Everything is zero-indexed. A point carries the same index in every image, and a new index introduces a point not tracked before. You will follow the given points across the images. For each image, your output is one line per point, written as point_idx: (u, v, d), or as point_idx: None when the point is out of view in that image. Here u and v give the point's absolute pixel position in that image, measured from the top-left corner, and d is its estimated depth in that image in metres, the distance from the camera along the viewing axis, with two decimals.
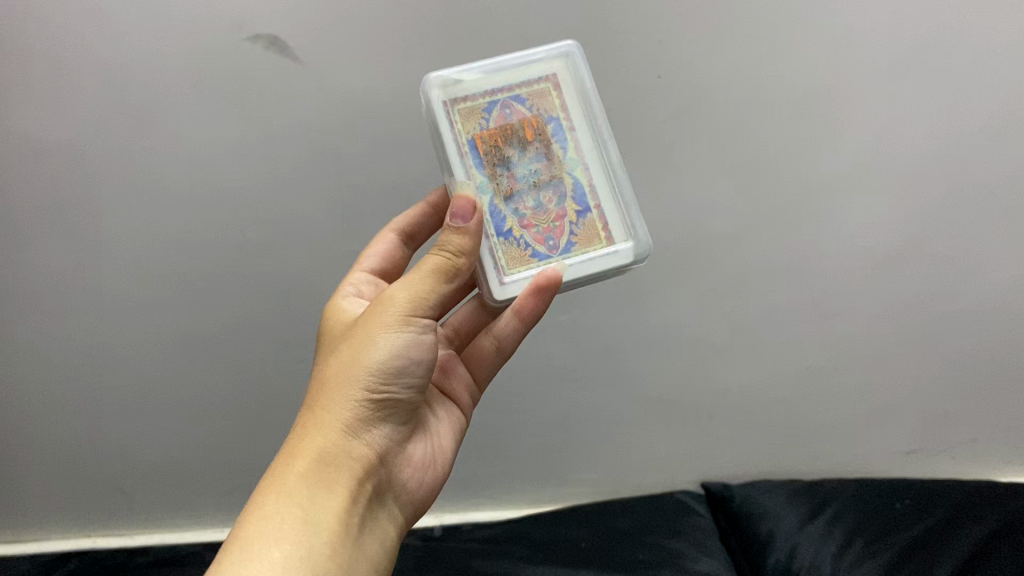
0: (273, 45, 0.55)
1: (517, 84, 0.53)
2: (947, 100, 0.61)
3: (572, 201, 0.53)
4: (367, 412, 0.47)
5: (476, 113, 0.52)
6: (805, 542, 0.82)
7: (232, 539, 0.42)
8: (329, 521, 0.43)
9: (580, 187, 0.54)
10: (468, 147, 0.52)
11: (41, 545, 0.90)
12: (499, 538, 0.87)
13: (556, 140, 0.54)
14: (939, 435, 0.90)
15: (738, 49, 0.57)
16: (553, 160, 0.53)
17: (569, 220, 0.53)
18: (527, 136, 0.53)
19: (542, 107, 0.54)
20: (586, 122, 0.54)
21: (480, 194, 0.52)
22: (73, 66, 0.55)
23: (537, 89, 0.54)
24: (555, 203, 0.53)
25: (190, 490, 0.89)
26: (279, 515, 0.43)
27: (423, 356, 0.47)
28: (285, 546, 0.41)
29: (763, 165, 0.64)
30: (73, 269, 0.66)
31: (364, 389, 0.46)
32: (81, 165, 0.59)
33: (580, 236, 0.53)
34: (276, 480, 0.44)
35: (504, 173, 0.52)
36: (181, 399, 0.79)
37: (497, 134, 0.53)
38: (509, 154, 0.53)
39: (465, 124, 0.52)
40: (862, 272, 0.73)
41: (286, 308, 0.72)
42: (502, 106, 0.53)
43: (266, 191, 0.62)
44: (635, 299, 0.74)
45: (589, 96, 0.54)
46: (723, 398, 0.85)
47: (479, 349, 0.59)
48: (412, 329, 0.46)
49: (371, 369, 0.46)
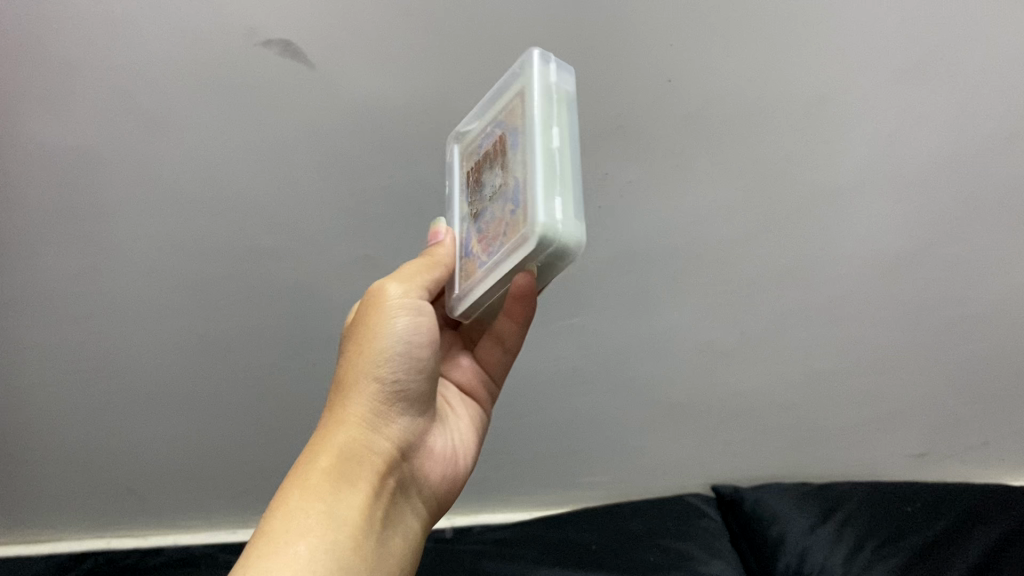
0: (286, 52, 0.55)
1: (498, 108, 0.53)
2: (958, 106, 0.61)
3: (515, 203, 0.48)
4: (381, 405, 0.48)
5: (474, 154, 0.56)
6: (816, 545, 0.82)
7: (258, 535, 0.42)
8: (352, 516, 0.44)
9: (518, 189, 0.48)
10: (467, 186, 0.57)
11: (57, 545, 0.92)
12: (510, 539, 0.87)
13: (513, 150, 0.50)
14: (948, 439, 0.91)
15: (751, 59, 0.57)
16: (506, 168, 0.50)
17: (507, 221, 0.49)
18: (497, 154, 0.52)
19: (509, 121, 0.51)
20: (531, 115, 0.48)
21: (466, 219, 0.55)
22: (87, 76, 0.55)
23: (506, 107, 0.51)
24: (506, 206, 0.49)
25: (203, 493, 0.90)
26: (302, 511, 0.43)
27: (427, 346, 0.50)
28: (311, 540, 0.42)
29: (771, 171, 0.64)
30: (87, 274, 0.67)
31: (374, 384, 0.48)
32: (96, 171, 0.60)
33: (512, 232, 0.48)
34: (298, 478, 0.45)
35: (478, 197, 0.54)
36: (194, 403, 0.80)
37: (480, 163, 0.54)
38: (486, 176, 0.53)
39: (467, 163, 0.57)
40: (870, 277, 0.73)
41: (299, 313, 0.72)
42: (487, 134, 0.54)
43: (278, 197, 0.63)
44: (646, 304, 0.74)
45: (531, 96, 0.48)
46: (733, 403, 0.85)
47: (491, 348, 0.60)
48: (413, 319, 0.49)
49: (379, 361, 0.48)
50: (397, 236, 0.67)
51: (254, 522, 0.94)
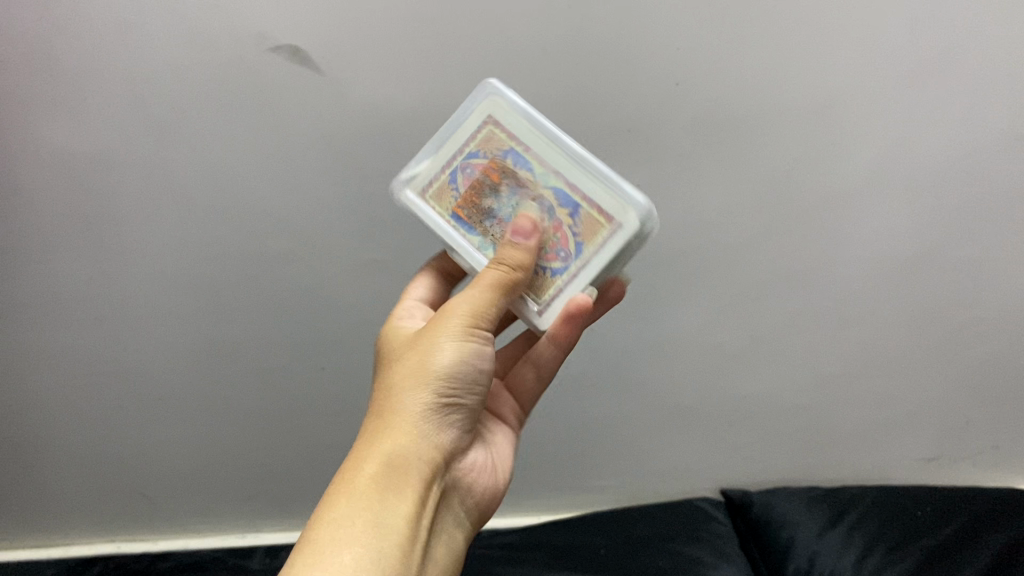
0: (295, 57, 0.55)
1: (464, 140, 0.52)
2: (966, 108, 0.61)
3: (561, 208, 0.51)
4: (431, 418, 0.48)
5: (445, 190, 0.53)
6: (826, 549, 0.82)
7: (306, 540, 0.42)
8: (398, 528, 0.44)
9: (563, 193, 0.51)
10: (453, 220, 0.53)
11: (67, 550, 0.92)
12: (519, 543, 0.87)
13: (521, 168, 0.52)
14: (957, 442, 0.90)
15: (761, 62, 0.57)
16: (527, 186, 0.52)
17: (566, 227, 0.51)
18: (493, 180, 0.52)
19: (492, 150, 0.52)
20: (538, 139, 0.51)
21: (482, 253, 0.53)
22: (98, 79, 0.55)
23: (481, 136, 0.52)
24: (546, 220, 0.51)
25: (213, 497, 0.90)
26: (350, 518, 0.43)
27: (482, 365, 0.50)
28: (359, 547, 0.42)
29: (782, 174, 0.64)
30: (98, 277, 0.67)
31: (430, 396, 0.48)
32: (107, 175, 0.60)
33: (583, 234, 0.51)
34: (345, 485, 0.45)
35: (492, 225, 0.52)
36: (203, 406, 0.80)
37: (470, 196, 0.53)
38: (487, 205, 0.52)
39: (440, 203, 0.53)
40: (881, 280, 0.73)
41: (309, 318, 0.73)
42: (461, 169, 0.53)
43: (287, 202, 0.63)
44: (655, 307, 0.74)
45: (524, 116, 0.51)
46: (742, 405, 0.85)
47: (520, 377, 0.61)
48: (477, 341, 0.49)
49: (439, 376, 0.48)
50: (408, 238, 0.67)
51: (262, 526, 0.94)
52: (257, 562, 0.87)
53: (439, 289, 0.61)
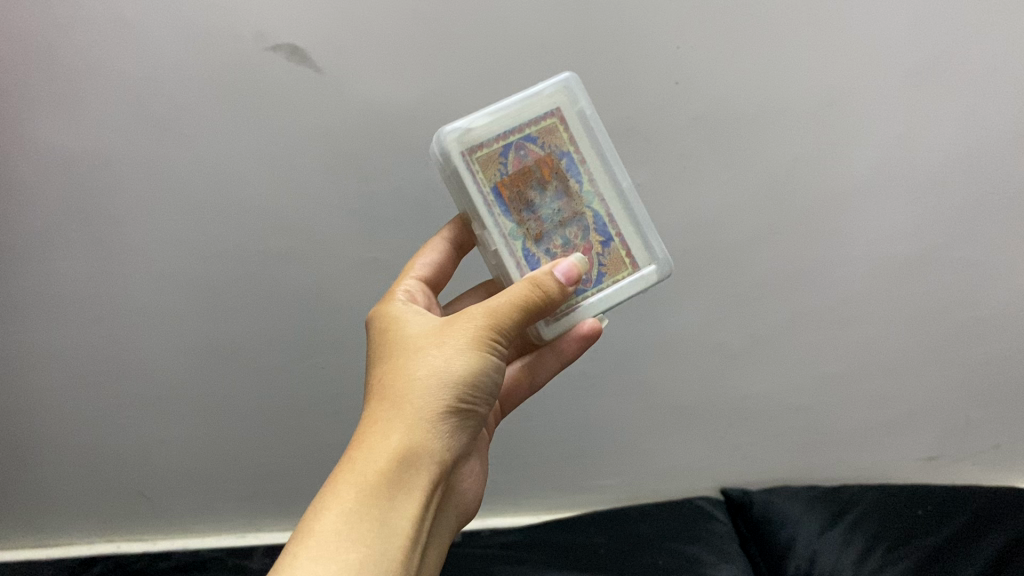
0: (295, 56, 0.55)
1: (525, 120, 0.51)
2: (968, 106, 0.61)
3: (595, 233, 0.52)
4: (448, 423, 0.46)
5: (493, 158, 0.49)
6: (826, 548, 0.82)
7: (309, 531, 0.41)
8: (403, 530, 0.43)
9: (600, 219, 0.52)
10: (493, 196, 0.49)
11: (66, 550, 0.92)
12: (519, 543, 0.87)
13: (572, 175, 0.51)
14: (958, 442, 0.90)
15: (761, 60, 0.57)
16: (572, 197, 0.51)
17: (595, 252, 0.52)
18: (544, 175, 0.51)
19: (553, 145, 0.51)
20: (596, 157, 0.52)
21: (512, 240, 0.50)
22: (98, 77, 0.55)
23: (546, 126, 0.51)
24: (579, 238, 0.51)
25: (213, 497, 0.90)
26: (356, 515, 0.42)
27: (498, 374, 0.48)
28: (363, 546, 0.41)
29: (783, 173, 0.64)
30: (98, 276, 0.67)
31: (450, 400, 0.46)
32: (107, 174, 0.60)
33: (608, 265, 0.52)
34: (352, 477, 0.43)
35: (530, 217, 0.50)
36: (202, 405, 0.80)
37: (517, 179, 0.50)
38: (530, 196, 0.51)
39: (485, 173, 0.49)
40: (882, 279, 0.73)
41: (309, 317, 0.72)
42: (516, 148, 0.50)
43: (287, 201, 0.63)
44: (655, 306, 0.74)
45: (594, 126, 0.52)
46: (742, 404, 0.85)
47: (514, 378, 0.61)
48: (497, 350, 0.47)
49: (463, 381, 0.46)
50: (409, 237, 0.67)
51: (262, 527, 0.94)
52: (257, 562, 0.87)
53: (447, 262, 0.58)
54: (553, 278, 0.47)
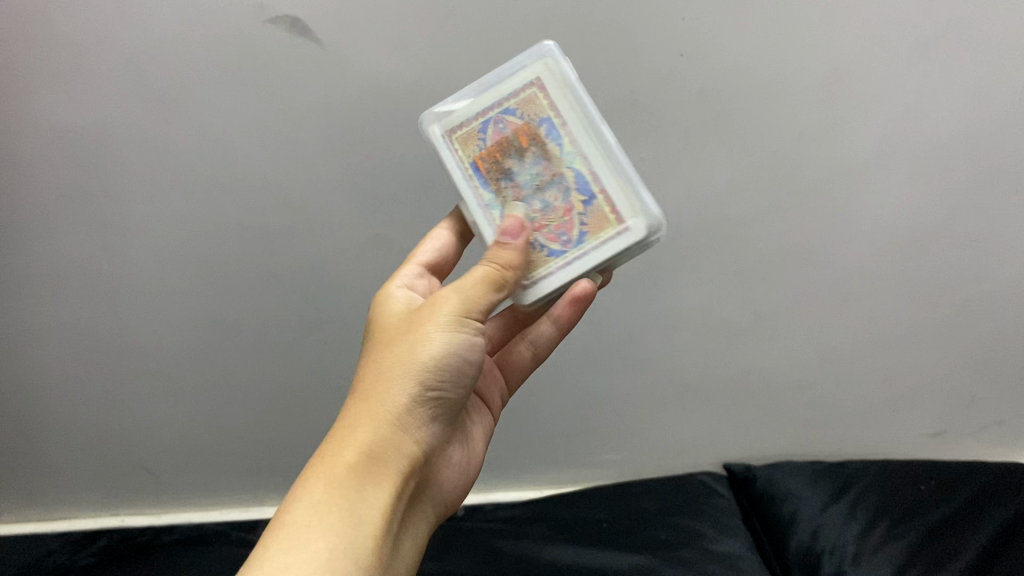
0: (295, 29, 0.54)
1: (503, 95, 0.53)
2: (976, 83, 0.60)
3: (576, 193, 0.52)
4: (418, 410, 0.47)
5: (472, 136, 0.53)
6: (828, 523, 0.82)
7: (280, 525, 0.41)
8: (374, 520, 0.43)
9: (583, 179, 0.52)
10: (470, 169, 0.53)
11: (71, 523, 0.92)
12: (520, 517, 0.87)
13: (553, 139, 0.52)
14: (961, 418, 0.90)
15: (766, 34, 0.56)
16: (552, 160, 0.52)
17: (576, 212, 0.52)
18: (524, 143, 0.53)
19: (532, 113, 0.53)
20: (577, 117, 0.52)
21: (488, 210, 0.53)
22: (96, 53, 0.54)
23: (524, 96, 0.53)
24: (559, 200, 0.52)
25: (216, 470, 0.90)
26: (326, 507, 0.42)
27: (473, 358, 0.48)
28: (333, 535, 0.41)
29: (788, 150, 0.63)
30: (99, 252, 0.66)
31: (420, 385, 0.46)
32: (106, 150, 0.60)
33: (590, 224, 0.52)
34: (324, 470, 0.44)
35: (507, 185, 0.53)
36: (205, 381, 0.80)
37: (495, 150, 0.53)
38: (510, 165, 0.53)
39: (463, 149, 0.53)
40: (888, 255, 0.72)
41: (311, 293, 0.72)
42: (495, 122, 0.53)
43: (288, 176, 0.63)
44: (658, 281, 0.73)
45: (572, 86, 0.52)
46: (746, 380, 0.85)
47: (513, 357, 0.62)
48: (468, 331, 0.48)
49: (431, 363, 0.46)
50: (410, 214, 0.66)
51: (265, 501, 0.95)
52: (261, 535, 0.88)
53: (451, 249, 0.58)
54: (508, 247, 0.50)
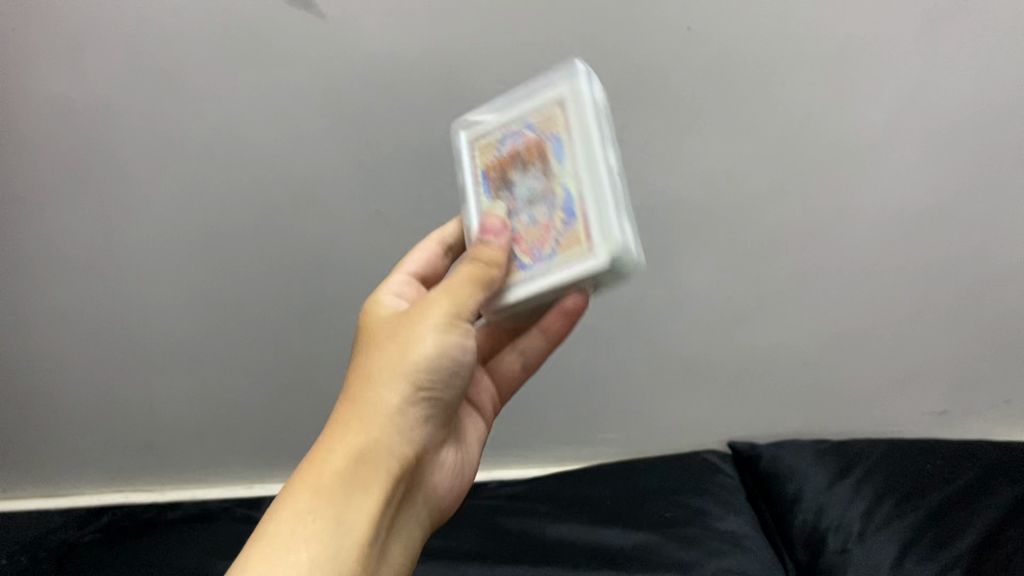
0: (297, 2, 0.53)
1: (529, 107, 0.50)
2: (990, 58, 0.58)
3: (560, 210, 0.47)
4: (408, 412, 0.47)
5: (492, 145, 0.52)
6: (833, 501, 0.82)
7: (263, 532, 0.42)
8: (359, 525, 0.43)
9: (570, 198, 0.47)
10: (480, 177, 0.52)
11: (75, 499, 0.93)
12: (523, 496, 0.87)
13: (555, 156, 0.48)
14: (968, 396, 0.90)
15: (776, 7, 0.55)
16: (549, 176, 0.48)
17: (553, 231, 0.47)
18: (531, 158, 0.50)
19: (548, 128, 0.49)
20: (583, 136, 0.47)
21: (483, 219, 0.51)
22: (94, 26, 0.53)
23: (544, 112, 0.49)
24: (544, 216, 0.48)
25: (219, 447, 0.90)
26: (310, 512, 0.42)
27: (463, 359, 0.49)
28: (315, 541, 0.41)
29: (797, 126, 0.62)
30: (100, 229, 0.66)
31: (409, 387, 0.47)
32: (106, 126, 0.59)
33: (563, 245, 0.47)
34: (310, 475, 0.44)
35: (505, 197, 0.51)
36: (208, 359, 0.79)
37: (505, 162, 0.51)
38: (514, 177, 0.50)
39: (481, 156, 0.52)
40: (897, 233, 0.71)
41: (313, 271, 0.72)
42: (514, 134, 0.51)
43: (290, 153, 0.62)
44: (664, 259, 0.73)
45: (589, 109, 0.47)
46: (752, 359, 0.84)
47: (503, 368, 0.61)
48: (456, 330, 0.48)
49: (418, 364, 0.47)
50: (414, 192, 0.65)
51: (268, 478, 0.95)
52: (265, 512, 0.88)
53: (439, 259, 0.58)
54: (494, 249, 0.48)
